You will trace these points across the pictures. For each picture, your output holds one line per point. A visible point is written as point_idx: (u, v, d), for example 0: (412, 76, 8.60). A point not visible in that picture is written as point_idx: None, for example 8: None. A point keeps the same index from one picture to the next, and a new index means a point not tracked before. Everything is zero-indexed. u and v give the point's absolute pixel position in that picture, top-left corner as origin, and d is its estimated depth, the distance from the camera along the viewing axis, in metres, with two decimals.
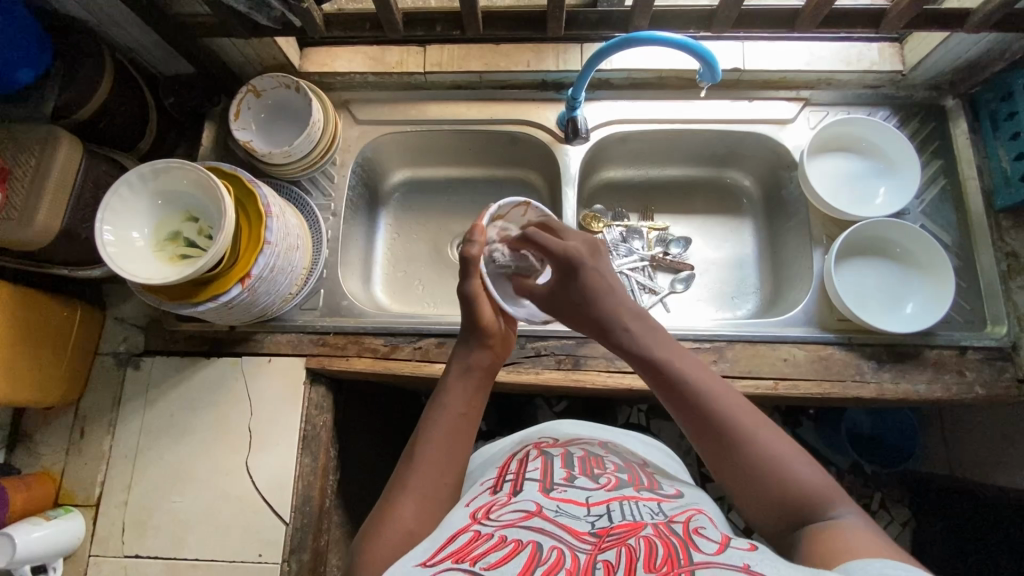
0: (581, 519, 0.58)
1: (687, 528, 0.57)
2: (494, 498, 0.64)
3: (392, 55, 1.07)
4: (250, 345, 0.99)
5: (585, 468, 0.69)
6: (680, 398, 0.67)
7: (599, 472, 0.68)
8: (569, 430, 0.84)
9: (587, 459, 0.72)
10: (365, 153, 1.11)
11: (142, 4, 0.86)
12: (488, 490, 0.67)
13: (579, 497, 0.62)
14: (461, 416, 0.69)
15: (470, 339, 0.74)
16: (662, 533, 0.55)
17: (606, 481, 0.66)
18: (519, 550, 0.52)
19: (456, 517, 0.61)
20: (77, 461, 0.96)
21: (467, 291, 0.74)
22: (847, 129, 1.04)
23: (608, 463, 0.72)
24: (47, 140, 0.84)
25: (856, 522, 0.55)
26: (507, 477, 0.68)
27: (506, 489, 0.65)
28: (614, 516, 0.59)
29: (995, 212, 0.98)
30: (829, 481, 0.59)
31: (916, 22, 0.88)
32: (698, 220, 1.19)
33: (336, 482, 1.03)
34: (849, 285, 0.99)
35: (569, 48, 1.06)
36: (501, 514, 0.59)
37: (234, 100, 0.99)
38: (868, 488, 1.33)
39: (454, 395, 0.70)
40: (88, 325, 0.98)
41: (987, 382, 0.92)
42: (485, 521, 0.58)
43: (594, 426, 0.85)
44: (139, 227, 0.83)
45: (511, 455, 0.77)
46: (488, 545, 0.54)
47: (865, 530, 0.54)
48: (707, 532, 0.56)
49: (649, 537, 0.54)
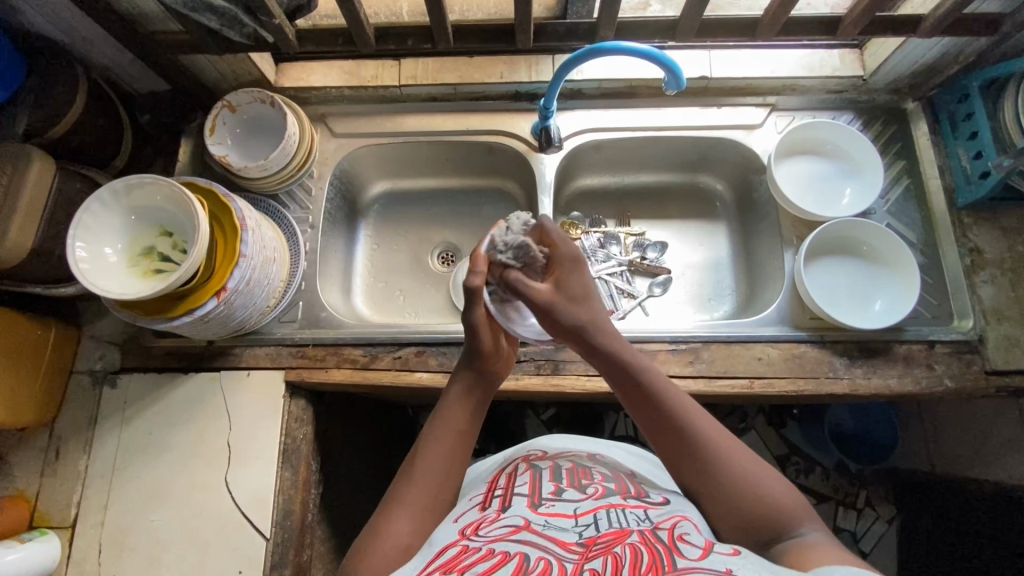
0: (568, 531, 0.58)
1: (673, 534, 0.57)
2: (482, 515, 0.64)
3: (367, 69, 1.09)
4: (229, 359, 0.98)
5: (573, 479, 0.70)
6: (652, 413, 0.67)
7: (587, 483, 0.69)
8: (556, 444, 0.85)
9: (575, 471, 0.72)
10: (343, 165, 1.12)
11: (113, 22, 0.87)
12: (477, 507, 0.67)
13: (567, 509, 0.62)
14: (459, 433, 0.69)
15: (473, 362, 0.73)
16: (648, 540, 0.56)
17: (593, 491, 0.67)
18: (507, 560, 0.53)
19: (445, 533, 0.61)
20: (53, 482, 0.95)
21: (470, 321, 0.72)
22: (811, 132, 1.07)
23: (596, 474, 0.72)
24: (18, 159, 0.84)
25: (823, 539, 0.57)
26: (495, 494, 0.69)
27: (494, 505, 0.65)
28: (600, 525, 0.59)
29: (957, 209, 1.01)
30: (797, 498, 0.61)
31: (871, 29, 0.91)
32: (674, 225, 1.21)
33: (318, 496, 1.02)
34: (820, 285, 1.01)
35: (541, 60, 1.08)
36: (489, 530, 0.59)
37: (209, 115, 0.99)
38: (854, 486, 1.33)
39: (456, 414, 0.71)
40: (63, 345, 0.97)
41: (956, 375, 0.94)
42: (473, 537, 0.59)
43: (580, 442, 0.86)
44: (112, 242, 0.83)
45: (501, 470, 0.77)
46: (476, 558, 0.54)
47: (829, 547, 0.55)
48: (691, 538, 0.57)
49: (634, 544, 0.54)
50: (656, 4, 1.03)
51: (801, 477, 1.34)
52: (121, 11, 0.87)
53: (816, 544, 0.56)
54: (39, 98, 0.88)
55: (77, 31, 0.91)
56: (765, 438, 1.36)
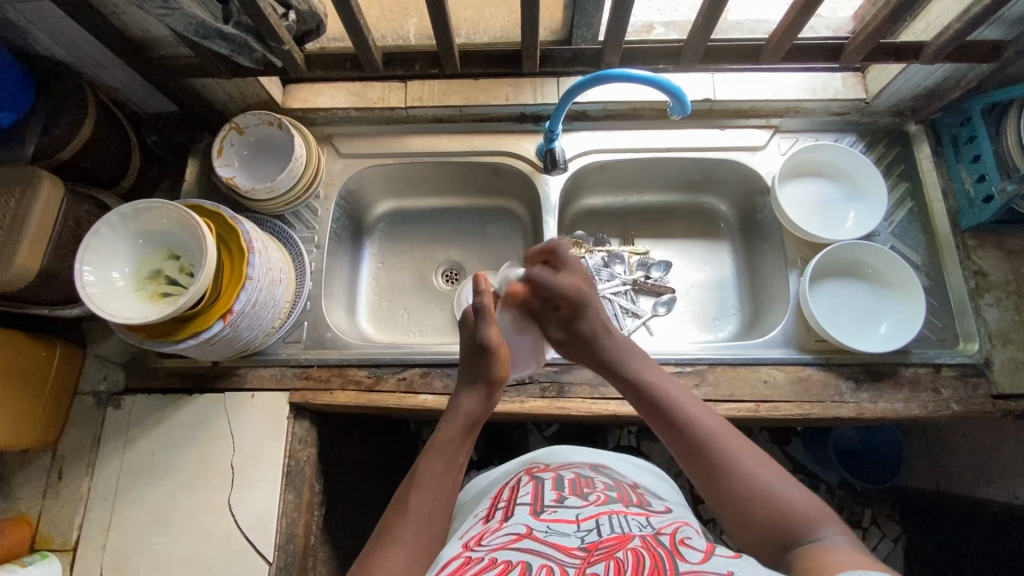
0: (571, 536, 0.58)
1: (674, 539, 0.56)
2: (486, 527, 0.64)
3: (374, 91, 1.10)
4: (234, 380, 0.98)
5: (575, 488, 0.69)
6: (666, 423, 0.73)
7: (589, 491, 0.68)
8: (563, 457, 0.84)
9: (577, 480, 0.72)
10: (348, 186, 1.12)
11: (124, 46, 0.88)
12: (481, 520, 0.67)
13: (569, 515, 0.62)
14: (453, 463, 0.71)
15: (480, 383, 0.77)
16: (650, 545, 0.55)
17: (595, 498, 0.66)
18: (509, 567, 0.53)
19: (449, 548, 0.61)
20: (55, 504, 0.94)
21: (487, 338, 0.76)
22: (816, 155, 1.08)
23: (598, 483, 0.71)
24: (27, 181, 0.84)
25: (843, 542, 0.56)
26: (498, 506, 0.68)
27: (497, 517, 0.65)
28: (603, 530, 0.58)
29: (961, 232, 1.02)
30: (822, 508, 0.61)
31: (874, 55, 0.92)
32: (678, 245, 1.21)
33: (322, 517, 1.02)
34: (824, 307, 1.01)
35: (546, 82, 1.09)
36: (492, 539, 0.59)
37: (217, 136, 1.00)
38: (859, 505, 1.33)
39: (449, 442, 0.72)
40: (67, 366, 0.97)
41: (962, 399, 0.93)
42: (476, 547, 0.59)
43: (583, 454, 0.85)
44: (119, 267, 0.83)
45: (505, 484, 0.77)
46: (478, 568, 0.54)
47: (847, 549, 0.54)
48: (693, 542, 0.56)
49: (636, 549, 0.53)
50: (660, 27, 1.04)
51: None
52: (131, 35, 0.88)
53: (834, 547, 0.55)
54: (50, 121, 0.88)
55: (84, 51, 0.91)
56: (770, 457, 1.34)
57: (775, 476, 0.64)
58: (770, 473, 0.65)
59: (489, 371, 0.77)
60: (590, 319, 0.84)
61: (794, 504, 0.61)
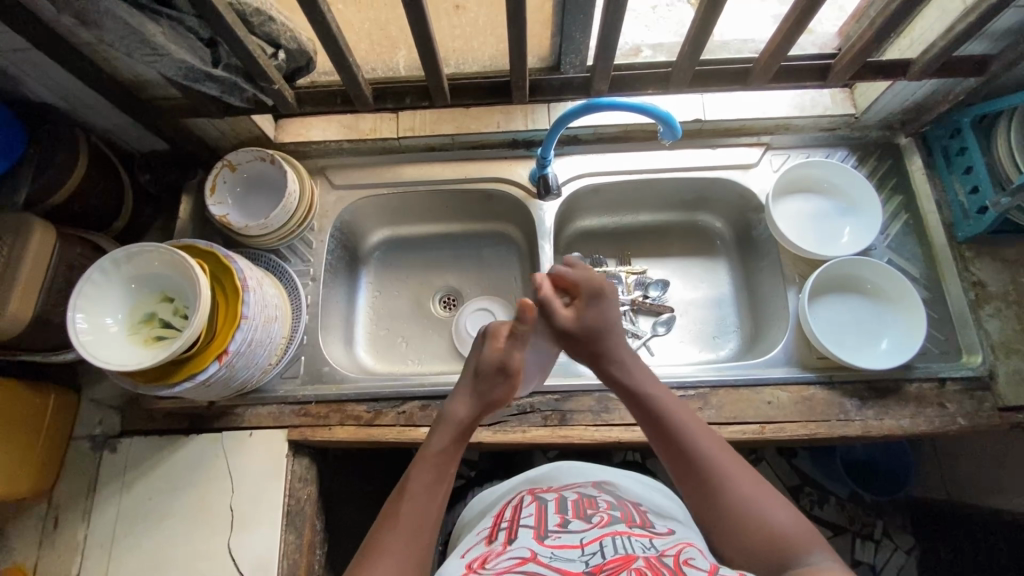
0: (575, 561, 0.56)
1: (678, 560, 0.55)
2: (489, 549, 0.63)
3: (366, 122, 1.11)
4: (232, 420, 0.97)
5: (579, 510, 0.68)
6: (660, 433, 0.70)
7: (592, 512, 0.67)
8: (565, 476, 0.82)
9: (581, 501, 0.70)
10: (343, 217, 1.12)
11: (115, 92, 0.88)
12: (483, 540, 0.66)
13: (573, 540, 0.60)
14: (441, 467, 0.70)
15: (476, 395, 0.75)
16: (654, 566, 0.54)
17: (598, 520, 0.65)
18: None
19: (451, 567, 0.62)
20: (51, 553, 0.92)
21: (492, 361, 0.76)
22: (809, 171, 1.08)
23: (601, 503, 0.70)
24: (19, 229, 0.84)
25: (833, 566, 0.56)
26: (501, 526, 0.68)
27: (501, 539, 0.64)
28: (606, 552, 0.57)
29: (957, 243, 1.01)
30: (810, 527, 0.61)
31: (861, 73, 0.93)
32: (675, 263, 1.21)
33: (324, 556, 0.99)
34: (824, 323, 1.01)
35: (536, 109, 1.10)
36: (496, 563, 0.58)
37: (210, 174, 1.00)
38: (870, 516, 1.28)
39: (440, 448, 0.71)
40: (62, 411, 0.96)
41: (969, 413, 0.92)
42: (481, 570, 0.57)
43: (589, 470, 0.84)
44: (112, 312, 0.82)
45: (507, 502, 0.76)
46: None
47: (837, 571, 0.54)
48: (696, 562, 0.55)
49: (641, 570, 0.53)
50: (647, 49, 1.05)
51: (817, 508, 1.29)
52: (122, 79, 0.88)
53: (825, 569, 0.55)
54: (41, 166, 0.88)
55: (75, 97, 0.91)
56: (778, 472, 1.32)
57: (770, 498, 0.63)
58: (760, 493, 0.64)
59: (494, 394, 0.76)
60: (601, 318, 0.78)
61: (783, 524, 0.61)
